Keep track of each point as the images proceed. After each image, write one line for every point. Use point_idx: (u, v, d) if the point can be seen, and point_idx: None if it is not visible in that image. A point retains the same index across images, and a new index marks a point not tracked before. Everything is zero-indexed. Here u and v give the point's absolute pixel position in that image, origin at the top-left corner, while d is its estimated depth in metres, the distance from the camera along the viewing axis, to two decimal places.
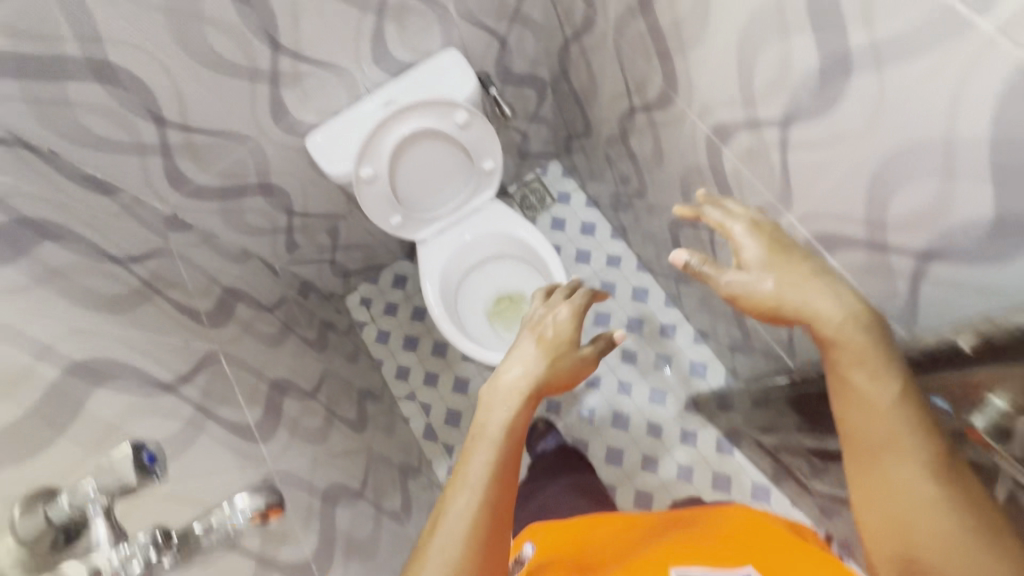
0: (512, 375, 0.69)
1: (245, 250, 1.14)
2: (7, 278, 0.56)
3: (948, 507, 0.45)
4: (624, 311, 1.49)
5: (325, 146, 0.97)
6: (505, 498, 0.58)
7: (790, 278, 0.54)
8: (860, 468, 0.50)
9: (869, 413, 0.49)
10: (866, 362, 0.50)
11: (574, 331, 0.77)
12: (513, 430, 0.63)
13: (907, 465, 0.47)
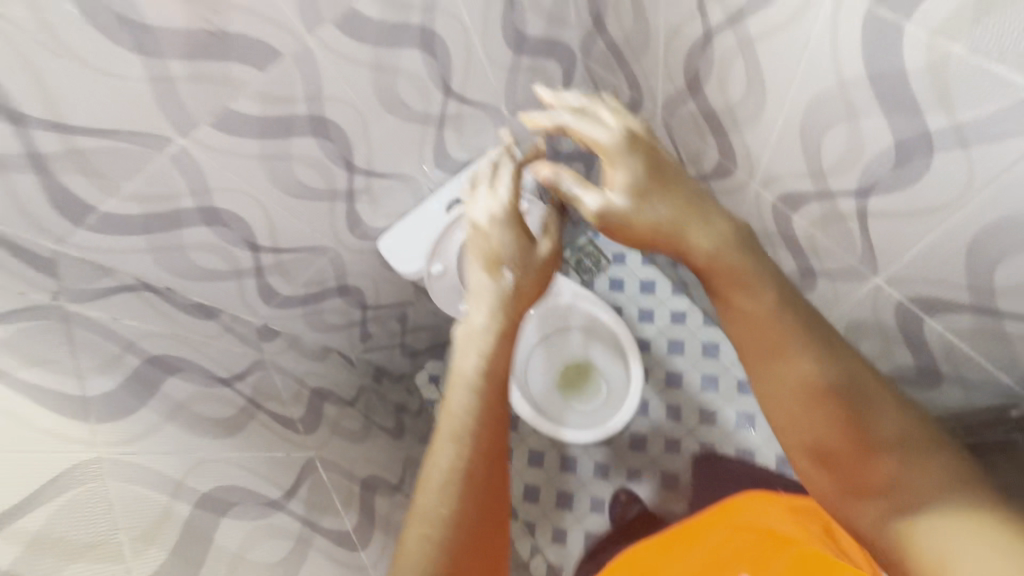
0: (470, 363, 0.67)
1: (326, 348, 1.20)
2: (141, 423, 0.65)
3: (833, 397, 0.55)
4: (696, 368, 1.44)
5: (397, 248, 1.03)
6: (486, 477, 0.63)
7: (652, 198, 0.59)
8: (762, 368, 0.58)
9: (757, 321, 0.57)
10: (740, 280, 0.57)
11: (515, 234, 0.74)
12: (482, 410, 0.64)
13: (808, 392, 0.56)
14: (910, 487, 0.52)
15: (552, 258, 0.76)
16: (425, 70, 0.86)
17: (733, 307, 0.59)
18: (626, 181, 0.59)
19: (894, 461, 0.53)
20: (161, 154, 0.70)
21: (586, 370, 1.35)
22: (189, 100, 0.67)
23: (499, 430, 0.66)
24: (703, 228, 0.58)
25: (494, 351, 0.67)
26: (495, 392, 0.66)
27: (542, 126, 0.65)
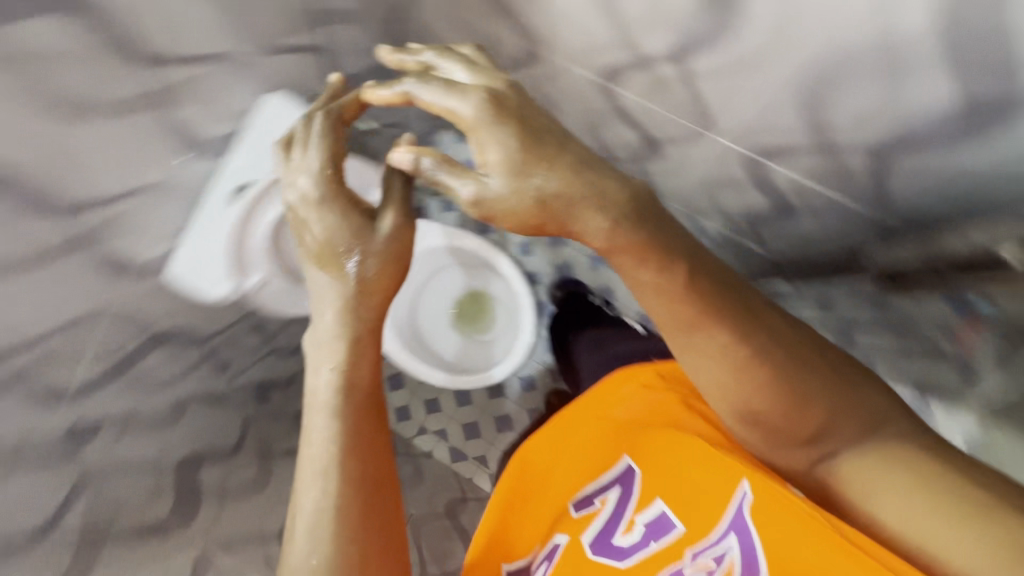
0: (325, 376, 0.61)
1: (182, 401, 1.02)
2: None
3: (762, 371, 0.53)
4: (584, 252, 1.40)
5: (192, 272, 0.83)
6: (369, 495, 0.58)
7: (547, 167, 0.50)
8: (683, 349, 0.55)
9: (667, 300, 0.53)
10: (647, 259, 0.52)
11: (366, 221, 0.64)
12: (349, 439, 0.59)
13: (735, 363, 0.53)
14: (836, 435, 0.53)
15: (402, 233, 0.66)
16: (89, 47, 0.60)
17: (646, 297, 0.54)
18: (499, 153, 0.50)
19: (829, 411, 0.52)
20: None
21: (481, 301, 1.28)
22: None
23: (371, 448, 0.61)
24: (595, 202, 0.51)
25: (344, 367, 0.61)
26: (354, 412, 0.60)
27: (388, 100, 0.58)
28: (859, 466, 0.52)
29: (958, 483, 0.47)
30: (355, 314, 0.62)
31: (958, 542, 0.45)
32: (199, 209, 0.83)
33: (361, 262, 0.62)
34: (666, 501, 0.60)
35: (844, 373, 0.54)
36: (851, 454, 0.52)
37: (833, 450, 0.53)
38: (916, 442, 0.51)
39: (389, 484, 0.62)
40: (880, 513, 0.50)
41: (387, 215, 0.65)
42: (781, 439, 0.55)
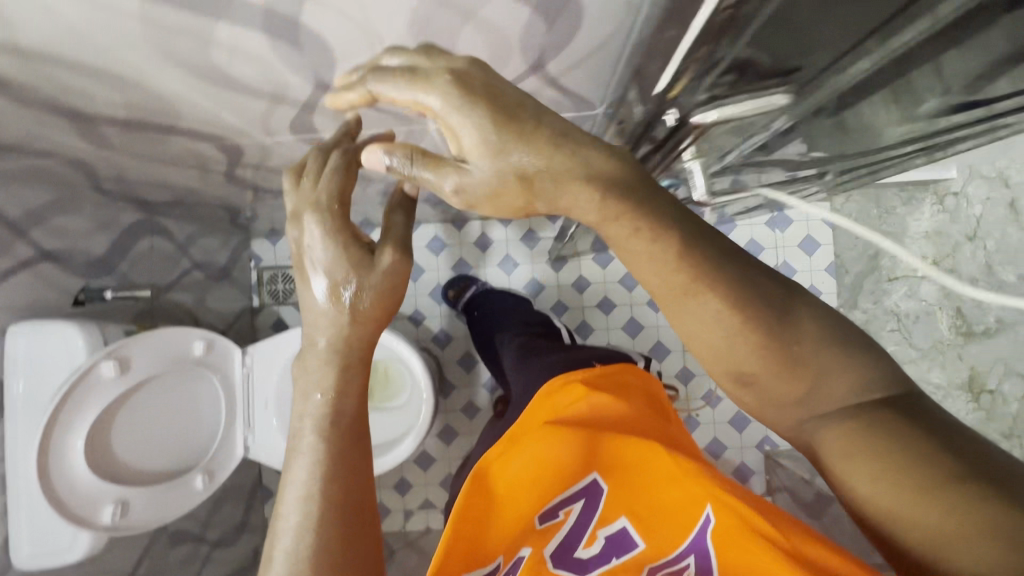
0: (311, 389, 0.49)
1: None
2: None
3: (768, 332, 0.39)
4: (443, 269, 1.42)
5: (39, 543, 0.72)
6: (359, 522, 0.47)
7: (581, 165, 0.33)
8: (671, 308, 0.39)
9: (633, 255, 0.37)
10: (632, 221, 0.35)
11: (368, 271, 0.47)
12: (335, 480, 0.46)
13: (721, 308, 0.38)
14: (819, 396, 0.40)
15: (406, 264, 0.49)
16: None
17: (629, 259, 0.37)
18: (478, 144, 0.32)
19: (813, 369, 0.39)
20: None
21: (381, 373, 1.20)
22: None
23: (362, 488, 0.48)
24: (599, 150, 0.34)
25: (332, 393, 0.48)
26: (342, 450, 0.48)
27: (354, 105, 0.39)
28: (843, 435, 0.38)
29: (948, 473, 0.34)
30: (342, 341, 0.48)
31: (938, 521, 0.33)
32: (8, 479, 0.72)
33: (347, 299, 0.47)
34: (632, 520, 0.51)
35: (837, 334, 0.40)
36: (828, 421, 0.39)
37: (806, 423, 0.41)
38: (888, 402, 0.38)
39: (371, 520, 0.48)
40: (853, 492, 0.38)
41: (389, 246, 0.48)
42: (771, 395, 0.41)
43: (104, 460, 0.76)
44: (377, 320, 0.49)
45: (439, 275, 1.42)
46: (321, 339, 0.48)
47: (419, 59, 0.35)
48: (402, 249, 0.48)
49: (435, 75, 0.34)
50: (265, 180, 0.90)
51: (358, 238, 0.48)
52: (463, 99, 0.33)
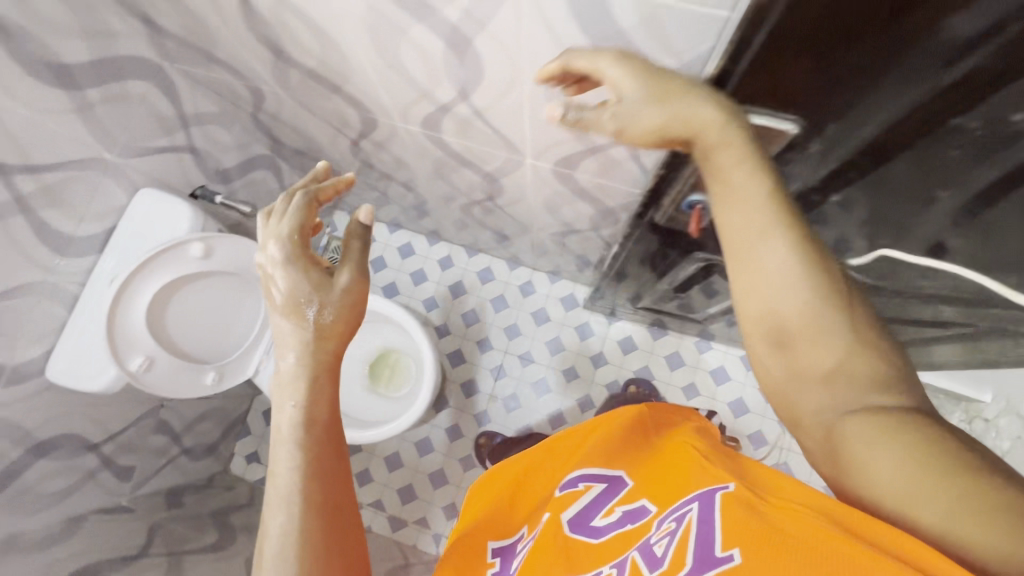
0: (290, 409, 0.58)
1: (73, 519, 0.95)
2: None
3: (810, 294, 0.44)
4: (483, 298, 1.51)
5: (72, 369, 0.84)
6: (337, 488, 0.57)
7: (692, 106, 0.44)
8: (737, 252, 0.46)
9: (774, 303, 0.45)
10: (734, 144, 0.44)
11: (336, 295, 0.63)
12: (307, 462, 0.56)
13: (791, 277, 0.44)
14: (847, 389, 0.43)
15: (360, 287, 0.65)
16: None
17: (729, 178, 0.45)
18: (639, 97, 0.45)
19: (845, 353, 0.43)
20: None
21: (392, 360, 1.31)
22: None
23: (337, 483, 0.58)
24: (729, 137, 0.44)
25: (304, 402, 0.58)
26: (313, 445, 0.57)
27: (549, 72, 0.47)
28: (858, 436, 0.40)
29: (970, 467, 0.35)
30: (313, 359, 0.60)
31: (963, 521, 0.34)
32: (84, 300, 0.87)
33: (300, 313, 0.61)
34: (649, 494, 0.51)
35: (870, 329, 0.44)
36: (859, 414, 0.41)
37: (833, 417, 0.43)
38: (915, 413, 0.40)
39: (349, 506, 0.58)
40: (863, 481, 0.39)
41: (344, 272, 0.64)
42: (799, 370, 0.45)
43: (154, 320, 0.88)
44: (335, 320, 0.62)
45: (477, 302, 1.51)
46: (295, 347, 0.60)
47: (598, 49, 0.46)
48: (328, 278, 0.63)
49: (616, 54, 0.45)
50: (377, 161, 1.07)
51: (299, 301, 0.61)
52: (653, 83, 0.44)
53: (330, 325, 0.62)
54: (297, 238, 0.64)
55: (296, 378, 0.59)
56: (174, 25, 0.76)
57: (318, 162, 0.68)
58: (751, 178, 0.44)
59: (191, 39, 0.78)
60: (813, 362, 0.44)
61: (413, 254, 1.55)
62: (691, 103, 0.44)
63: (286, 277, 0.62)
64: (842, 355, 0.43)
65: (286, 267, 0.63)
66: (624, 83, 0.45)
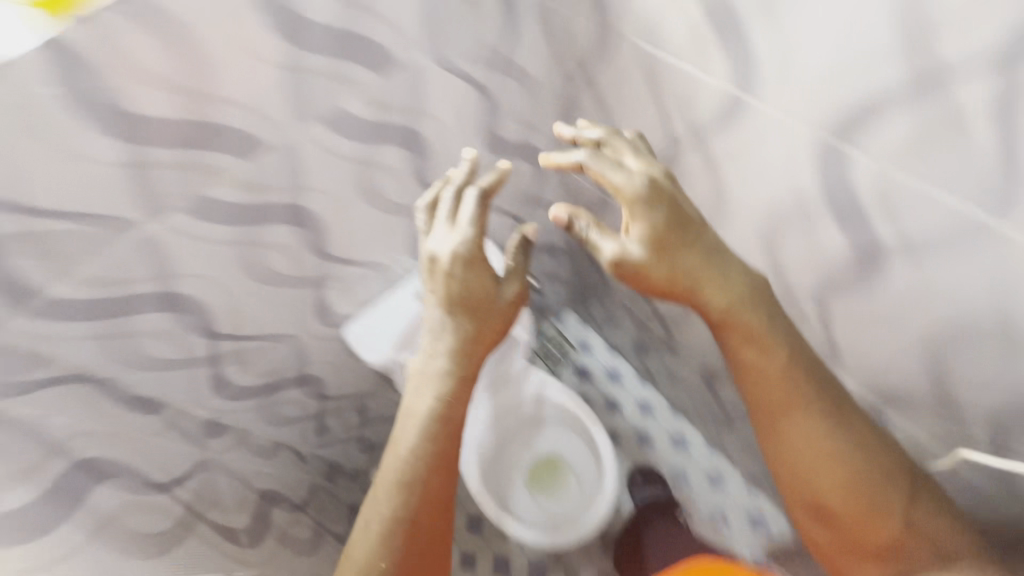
0: (424, 402, 0.75)
1: (278, 444, 1.10)
2: (52, 547, 0.63)
3: (841, 451, 0.70)
4: (665, 462, 1.43)
5: (365, 335, 1.01)
6: (433, 476, 0.74)
7: (665, 245, 0.66)
8: (773, 418, 0.72)
9: (822, 458, 0.71)
10: (750, 336, 0.69)
11: (490, 293, 0.75)
12: (421, 449, 0.74)
13: (820, 441, 0.70)
14: (881, 529, 0.69)
15: (521, 296, 0.79)
16: (407, 164, 0.86)
17: (771, 345, 0.69)
18: (635, 239, 0.66)
19: (895, 500, 0.69)
20: (123, 239, 0.64)
21: (561, 471, 1.28)
22: (166, 187, 0.63)
23: (439, 467, 0.74)
24: (751, 316, 0.69)
25: (445, 392, 0.75)
26: (437, 429, 0.74)
27: (559, 163, 0.69)
28: None
29: None
30: (456, 352, 0.75)
31: None
32: (394, 291, 1.01)
33: (455, 320, 0.75)
34: None
35: (896, 464, 0.70)
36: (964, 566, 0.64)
37: (897, 525, 0.69)
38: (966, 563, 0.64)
39: (438, 492, 0.74)
40: None
41: (511, 284, 0.78)
42: (852, 510, 0.70)
43: None
44: (489, 326, 0.76)
45: (658, 463, 1.43)
46: (444, 347, 0.75)
47: (604, 159, 0.67)
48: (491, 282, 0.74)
49: (615, 177, 0.66)
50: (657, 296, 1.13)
51: (467, 301, 0.74)
52: (656, 220, 0.65)
53: (481, 330, 0.75)
54: (478, 236, 0.72)
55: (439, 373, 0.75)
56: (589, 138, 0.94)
57: (468, 152, 0.74)
58: (783, 372, 0.70)
59: None
60: (822, 464, 0.71)
61: (620, 383, 1.53)
62: (676, 258, 0.67)
63: (453, 286, 0.73)
64: (896, 524, 0.69)
65: (458, 266, 0.72)
66: (637, 229, 0.66)
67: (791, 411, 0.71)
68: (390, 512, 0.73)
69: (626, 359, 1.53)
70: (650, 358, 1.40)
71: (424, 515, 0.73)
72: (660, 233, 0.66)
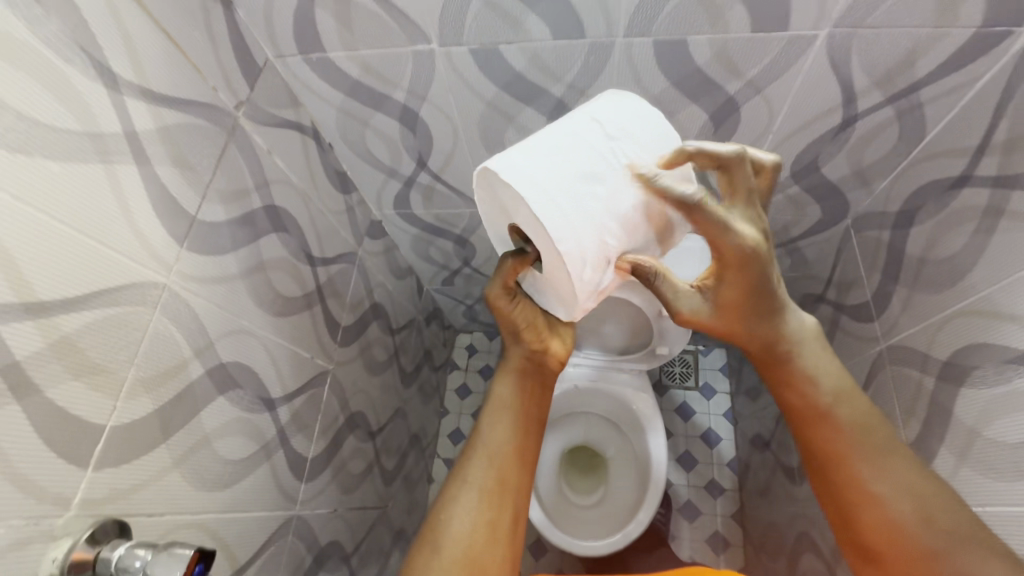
0: (496, 399, 0.61)
1: (410, 268, 1.16)
2: (224, 265, 0.60)
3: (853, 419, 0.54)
4: (713, 525, 1.33)
5: None
6: (514, 468, 0.57)
7: (765, 261, 0.51)
8: (795, 387, 0.56)
9: (857, 445, 0.53)
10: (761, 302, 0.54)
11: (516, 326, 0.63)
12: (484, 468, 0.56)
13: (859, 426, 0.53)
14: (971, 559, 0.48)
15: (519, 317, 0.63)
16: (695, 134, 0.71)
17: (820, 369, 0.56)
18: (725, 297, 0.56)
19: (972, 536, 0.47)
20: (411, 45, 0.62)
21: (597, 468, 1.22)
22: (469, 22, 0.58)
23: (519, 445, 0.58)
24: (776, 279, 0.54)
25: (500, 417, 0.59)
26: (522, 418, 0.60)
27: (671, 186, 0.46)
28: None
29: None
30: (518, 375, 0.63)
31: None
32: None
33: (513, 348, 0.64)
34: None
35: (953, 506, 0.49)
36: None
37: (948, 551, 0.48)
38: None
39: (513, 475, 0.56)
40: None
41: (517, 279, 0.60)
42: None
43: None
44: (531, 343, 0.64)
45: (701, 527, 1.33)
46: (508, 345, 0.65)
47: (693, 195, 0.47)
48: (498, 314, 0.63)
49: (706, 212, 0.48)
50: None
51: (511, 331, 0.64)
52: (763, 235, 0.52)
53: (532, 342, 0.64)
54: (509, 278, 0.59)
55: (497, 402, 0.61)
56: (913, 244, 0.69)
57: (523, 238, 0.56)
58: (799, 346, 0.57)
59: (906, 261, 0.71)
60: (876, 514, 0.51)
61: (709, 446, 1.41)
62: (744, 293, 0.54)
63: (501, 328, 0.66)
64: None
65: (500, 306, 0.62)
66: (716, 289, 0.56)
67: (812, 391, 0.55)
68: (455, 481, 0.55)
69: (735, 437, 1.40)
70: (759, 452, 1.23)
71: (503, 499, 0.54)
72: (756, 248, 0.50)
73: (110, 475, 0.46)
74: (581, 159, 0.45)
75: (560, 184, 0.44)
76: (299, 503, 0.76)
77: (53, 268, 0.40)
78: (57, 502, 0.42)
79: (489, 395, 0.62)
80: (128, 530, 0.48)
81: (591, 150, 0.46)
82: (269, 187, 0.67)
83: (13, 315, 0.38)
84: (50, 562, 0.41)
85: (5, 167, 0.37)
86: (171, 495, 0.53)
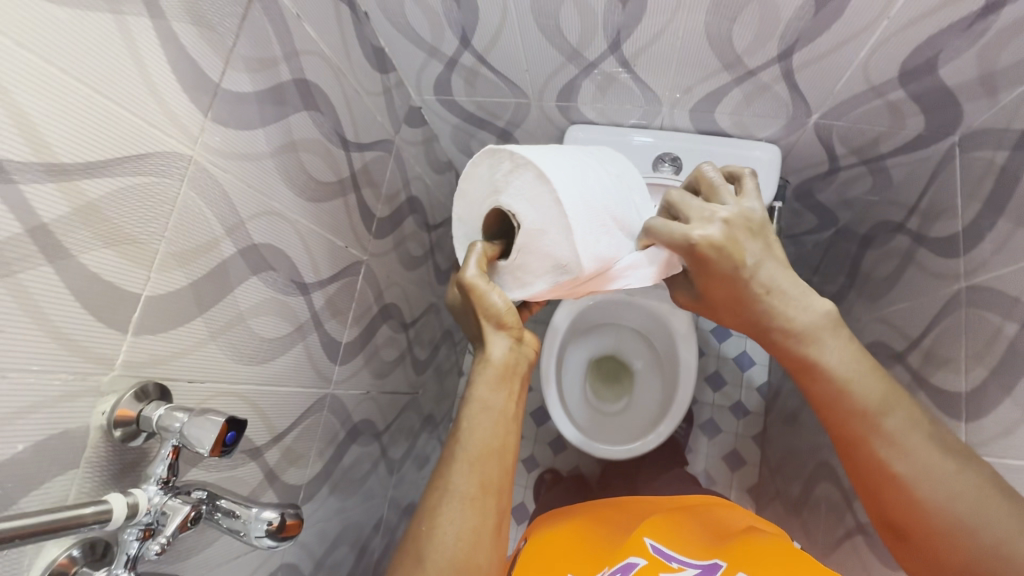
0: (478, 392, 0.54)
1: (450, 162, 1.11)
2: (253, 142, 0.57)
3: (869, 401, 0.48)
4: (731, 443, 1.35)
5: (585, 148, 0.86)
6: (496, 468, 0.52)
7: (733, 257, 0.49)
8: (804, 369, 0.51)
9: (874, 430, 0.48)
10: (739, 288, 0.51)
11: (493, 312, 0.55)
12: (467, 473, 0.51)
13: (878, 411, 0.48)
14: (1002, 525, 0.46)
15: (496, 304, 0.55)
16: (789, 15, 0.59)
17: (833, 350, 0.49)
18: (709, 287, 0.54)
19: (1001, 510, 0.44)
20: None
21: (623, 378, 1.23)
22: None
23: (502, 444, 0.53)
24: (748, 262, 0.49)
25: (480, 415, 0.53)
26: (507, 413, 0.54)
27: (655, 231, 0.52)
28: None
29: None
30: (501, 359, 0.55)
31: None
32: (643, 129, 0.85)
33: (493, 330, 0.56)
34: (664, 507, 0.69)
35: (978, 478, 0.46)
36: None
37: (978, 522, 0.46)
38: None
39: (497, 476, 0.52)
40: None
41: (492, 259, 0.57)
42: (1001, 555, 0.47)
43: None
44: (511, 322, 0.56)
45: (719, 443, 1.35)
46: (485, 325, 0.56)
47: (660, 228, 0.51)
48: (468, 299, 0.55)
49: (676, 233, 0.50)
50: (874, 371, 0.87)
51: (489, 320, 0.55)
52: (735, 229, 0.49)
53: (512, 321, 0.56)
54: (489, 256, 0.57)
55: (478, 403, 0.53)
56: None
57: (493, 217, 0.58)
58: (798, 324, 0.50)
59: (1019, 189, 0.60)
60: (900, 495, 0.47)
61: (741, 369, 1.39)
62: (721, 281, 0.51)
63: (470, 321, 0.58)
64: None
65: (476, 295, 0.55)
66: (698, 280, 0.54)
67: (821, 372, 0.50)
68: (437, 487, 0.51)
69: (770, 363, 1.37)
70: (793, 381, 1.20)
71: (487, 506, 0.50)
72: (719, 245, 0.49)
73: (148, 340, 0.48)
74: (581, 157, 0.55)
75: (573, 172, 0.52)
76: (333, 383, 0.80)
77: (72, 130, 0.39)
78: (100, 361, 0.44)
79: (469, 395, 0.54)
80: (170, 393, 0.51)
81: (589, 158, 0.56)
82: (299, 58, 0.62)
83: (35, 174, 0.36)
84: (99, 414, 0.44)
85: (4, 6, 0.34)
86: (209, 364, 0.55)
